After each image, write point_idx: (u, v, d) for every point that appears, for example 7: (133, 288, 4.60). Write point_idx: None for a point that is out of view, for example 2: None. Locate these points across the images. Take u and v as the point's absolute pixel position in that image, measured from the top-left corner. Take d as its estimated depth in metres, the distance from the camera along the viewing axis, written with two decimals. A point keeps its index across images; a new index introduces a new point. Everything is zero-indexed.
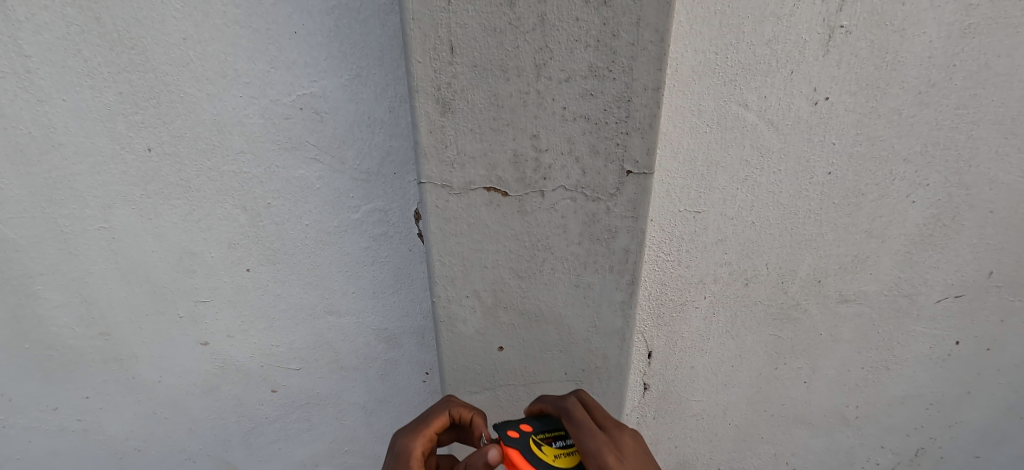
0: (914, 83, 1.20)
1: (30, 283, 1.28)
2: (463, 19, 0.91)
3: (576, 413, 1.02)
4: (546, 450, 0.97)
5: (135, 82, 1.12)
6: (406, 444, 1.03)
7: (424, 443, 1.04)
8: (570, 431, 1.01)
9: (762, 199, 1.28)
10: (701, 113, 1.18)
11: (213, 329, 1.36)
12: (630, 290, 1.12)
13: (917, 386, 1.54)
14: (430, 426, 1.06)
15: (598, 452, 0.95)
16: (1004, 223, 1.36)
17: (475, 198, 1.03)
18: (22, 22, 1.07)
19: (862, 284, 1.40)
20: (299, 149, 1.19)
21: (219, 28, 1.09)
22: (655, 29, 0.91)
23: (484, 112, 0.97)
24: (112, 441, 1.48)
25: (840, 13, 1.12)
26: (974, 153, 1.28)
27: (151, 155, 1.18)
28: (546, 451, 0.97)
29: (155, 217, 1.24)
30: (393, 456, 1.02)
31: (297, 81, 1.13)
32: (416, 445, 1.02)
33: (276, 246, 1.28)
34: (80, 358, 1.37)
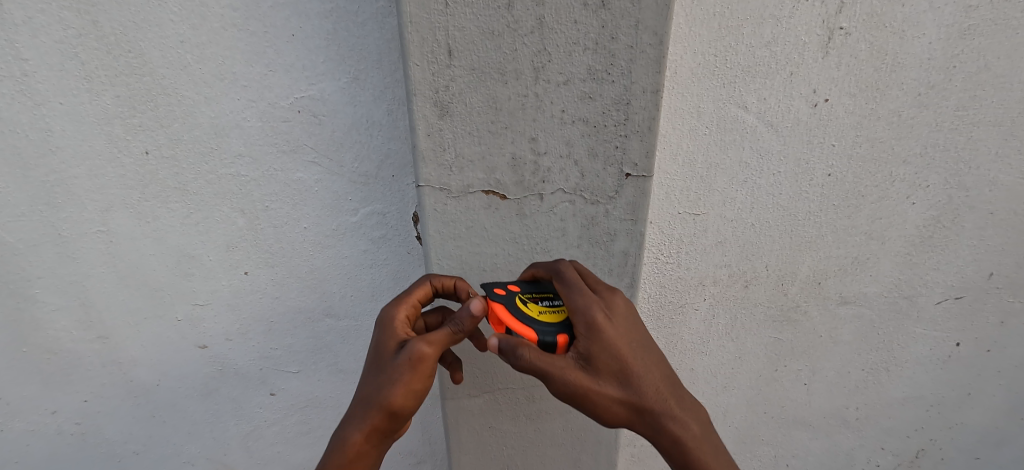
0: (914, 84, 1.20)
1: (28, 286, 1.28)
2: (461, 22, 0.91)
3: (568, 271, 0.97)
4: (532, 306, 0.96)
5: (133, 85, 1.12)
6: (389, 313, 0.98)
7: (409, 310, 1.00)
8: (559, 288, 0.97)
9: (762, 201, 1.28)
10: (701, 115, 1.18)
11: (211, 331, 1.36)
12: (630, 293, 1.11)
13: (918, 388, 1.54)
14: (410, 295, 1.00)
15: (590, 312, 0.92)
16: (1004, 224, 1.36)
17: (474, 201, 1.03)
18: (19, 25, 1.07)
19: (862, 286, 1.40)
20: (297, 152, 1.18)
21: (217, 32, 1.08)
22: (654, 32, 0.91)
23: (482, 115, 0.97)
24: (110, 444, 1.48)
25: (839, 15, 1.12)
26: (974, 155, 1.27)
27: (149, 158, 1.18)
28: (532, 308, 0.95)
29: (153, 221, 1.24)
30: (378, 326, 0.98)
31: (295, 84, 1.13)
32: (400, 313, 0.98)
33: (275, 249, 1.27)
34: (77, 362, 1.37)
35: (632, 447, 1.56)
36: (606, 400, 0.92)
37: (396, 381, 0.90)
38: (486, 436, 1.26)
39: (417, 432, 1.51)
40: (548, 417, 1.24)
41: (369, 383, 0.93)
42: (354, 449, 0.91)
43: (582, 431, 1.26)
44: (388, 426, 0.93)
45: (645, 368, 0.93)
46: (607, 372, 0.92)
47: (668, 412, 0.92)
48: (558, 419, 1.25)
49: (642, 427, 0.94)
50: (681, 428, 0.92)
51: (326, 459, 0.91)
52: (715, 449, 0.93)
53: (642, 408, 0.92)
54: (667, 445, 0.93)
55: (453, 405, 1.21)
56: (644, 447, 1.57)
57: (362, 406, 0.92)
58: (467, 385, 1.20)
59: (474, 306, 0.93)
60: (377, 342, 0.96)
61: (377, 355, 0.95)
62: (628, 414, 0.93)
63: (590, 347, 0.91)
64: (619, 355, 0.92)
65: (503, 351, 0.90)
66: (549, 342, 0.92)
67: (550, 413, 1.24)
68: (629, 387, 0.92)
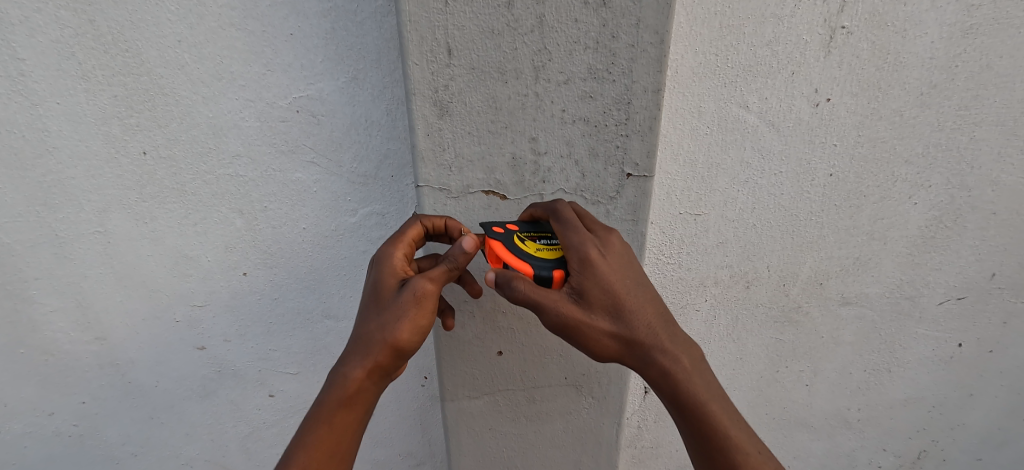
0: (916, 84, 1.19)
1: (25, 288, 1.27)
2: (461, 21, 0.90)
3: (564, 209, 0.94)
4: (529, 243, 0.95)
5: (130, 85, 1.11)
6: (385, 254, 0.96)
7: (407, 250, 0.98)
8: (555, 226, 0.95)
9: (763, 201, 1.27)
10: (702, 115, 1.17)
11: (209, 333, 1.35)
12: None
13: (920, 389, 1.54)
14: (406, 235, 0.98)
15: (584, 248, 0.91)
16: (1006, 224, 1.35)
17: (474, 202, 1.02)
18: (15, 25, 1.06)
19: (863, 286, 1.39)
20: (296, 153, 1.17)
21: (215, 31, 1.08)
22: (655, 31, 0.90)
23: (481, 115, 0.96)
24: (107, 446, 1.47)
25: (841, 13, 1.11)
26: (976, 155, 1.27)
27: (147, 158, 1.17)
28: (529, 245, 0.94)
29: (151, 221, 1.23)
30: (375, 265, 0.96)
31: (293, 84, 1.12)
32: (399, 251, 0.96)
33: (273, 250, 1.27)
34: (74, 363, 1.36)
35: (633, 448, 1.56)
36: (597, 333, 0.92)
37: (399, 315, 0.90)
38: (486, 438, 1.25)
39: (416, 434, 1.51)
40: (549, 419, 1.24)
41: (370, 321, 0.92)
42: (354, 388, 0.90)
43: (583, 433, 1.25)
44: (390, 365, 0.92)
45: (637, 303, 0.93)
46: (598, 306, 0.92)
47: (658, 346, 0.92)
48: (559, 421, 1.24)
49: (632, 361, 0.94)
50: (671, 361, 0.92)
51: (325, 398, 0.90)
52: (706, 382, 0.92)
53: (632, 341, 0.93)
54: (656, 378, 0.93)
55: (453, 406, 1.21)
56: (644, 448, 1.56)
57: (362, 344, 0.92)
58: (466, 387, 1.19)
59: (468, 243, 0.92)
60: (376, 281, 0.94)
61: (376, 294, 0.93)
62: (619, 347, 0.93)
63: (582, 281, 0.91)
64: (612, 289, 0.91)
65: (499, 284, 0.89)
66: (545, 277, 0.92)
67: (551, 414, 1.23)
68: (620, 321, 0.92)
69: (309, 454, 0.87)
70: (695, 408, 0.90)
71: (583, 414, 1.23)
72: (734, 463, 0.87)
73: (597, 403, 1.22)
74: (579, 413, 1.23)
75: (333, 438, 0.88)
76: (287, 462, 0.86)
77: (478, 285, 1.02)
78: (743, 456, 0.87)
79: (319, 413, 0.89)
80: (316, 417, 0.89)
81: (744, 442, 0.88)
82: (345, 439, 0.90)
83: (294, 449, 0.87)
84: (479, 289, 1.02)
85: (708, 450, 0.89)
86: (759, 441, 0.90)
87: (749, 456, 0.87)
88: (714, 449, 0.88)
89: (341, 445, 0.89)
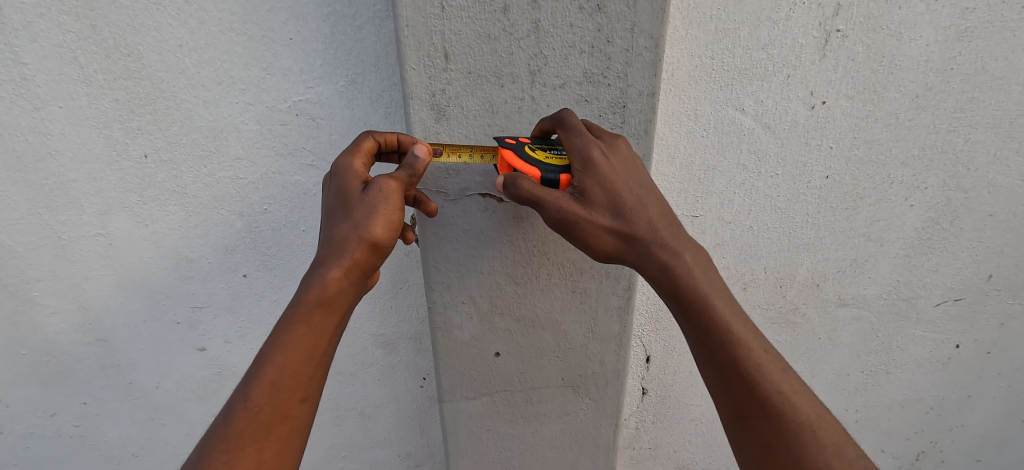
0: (911, 86, 1.20)
1: (27, 289, 1.28)
2: (458, 26, 0.91)
3: (568, 114, 0.90)
4: (539, 153, 0.93)
5: (131, 89, 1.13)
6: (346, 162, 0.90)
7: (365, 162, 0.92)
8: (558, 132, 0.92)
9: (760, 203, 1.28)
10: (698, 118, 1.18)
11: (209, 334, 1.36)
12: (627, 296, 1.11)
13: (917, 391, 1.54)
14: (366, 146, 0.93)
15: (586, 147, 0.87)
16: (1003, 227, 1.35)
17: (471, 204, 1.03)
18: (19, 30, 1.07)
19: (861, 288, 1.40)
20: (295, 156, 1.18)
21: (215, 35, 1.09)
22: (650, 36, 0.91)
23: (478, 118, 0.97)
24: (109, 446, 1.49)
25: (837, 17, 1.12)
26: (972, 157, 1.27)
27: (148, 161, 1.18)
28: (539, 154, 0.92)
29: (151, 224, 1.24)
30: (335, 173, 0.90)
31: (293, 87, 1.13)
32: (358, 160, 0.91)
33: (273, 252, 1.28)
34: (75, 364, 1.37)
35: (632, 450, 1.57)
36: (597, 229, 0.88)
37: (372, 213, 0.85)
38: (484, 439, 1.26)
39: (415, 435, 1.51)
40: (546, 420, 1.24)
41: (339, 225, 0.86)
42: (331, 289, 0.83)
43: (580, 433, 1.26)
44: (363, 269, 0.87)
45: (638, 200, 0.89)
46: (599, 204, 0.88)
47: (659, 243, 0.88)
48: (557, 422, 1.25)
49: (633, 260, 0.89)
50: (673, 259, 0.87)
51: (300, 300, 0.82)
52: (711, 280, 0.87)
53: (633, 239, 0.88)
54: (657, 276, 0.88)
55: (451, 407, 1.22)
56: (643, 449, 1.57)
57: (332, 248, 0.85)
58: (464, 388, 1.20)
59: (423, 151, 0.91)
60: (339, 187, 0.88)
61: (341, 200, 0.87)
62: (619, 246, 0.89)
63: (583, 179, 0.87)
64: (612, 186, 0.87)
65: (506, 186, 0.88)
66: (552, 180, 0.89)
67: (548, 416, 1.24)
68: (620, 218, 0.88)
69: (287, 356, 0.79)
70: (698, 306, 0.85)
71: (581, 415, 1.24)
72: (737, 358, 0.82)
73: (594, 404, 1.23)
74: (576, 413, 1.24)
75: (312, 341, 0.81)
76: (263, 364, 0.78)
77: (432, 205, 0.97)
78: (747, 352, 0.82)
79: (293, 314, 0.81)
80: (291, 318, 0.81)
81: (748, 339, 0.83)
82: (323, 344, 0.83)
83: (268, 351, 0.79)
84: (433, 208, 0.98)
85: (711, 348, 0.84)
86: (764, 339, 0.85)
87: (753, 353, 0.82)
88: (717, 347, 0.83)
89: (321, 349, 0.82)
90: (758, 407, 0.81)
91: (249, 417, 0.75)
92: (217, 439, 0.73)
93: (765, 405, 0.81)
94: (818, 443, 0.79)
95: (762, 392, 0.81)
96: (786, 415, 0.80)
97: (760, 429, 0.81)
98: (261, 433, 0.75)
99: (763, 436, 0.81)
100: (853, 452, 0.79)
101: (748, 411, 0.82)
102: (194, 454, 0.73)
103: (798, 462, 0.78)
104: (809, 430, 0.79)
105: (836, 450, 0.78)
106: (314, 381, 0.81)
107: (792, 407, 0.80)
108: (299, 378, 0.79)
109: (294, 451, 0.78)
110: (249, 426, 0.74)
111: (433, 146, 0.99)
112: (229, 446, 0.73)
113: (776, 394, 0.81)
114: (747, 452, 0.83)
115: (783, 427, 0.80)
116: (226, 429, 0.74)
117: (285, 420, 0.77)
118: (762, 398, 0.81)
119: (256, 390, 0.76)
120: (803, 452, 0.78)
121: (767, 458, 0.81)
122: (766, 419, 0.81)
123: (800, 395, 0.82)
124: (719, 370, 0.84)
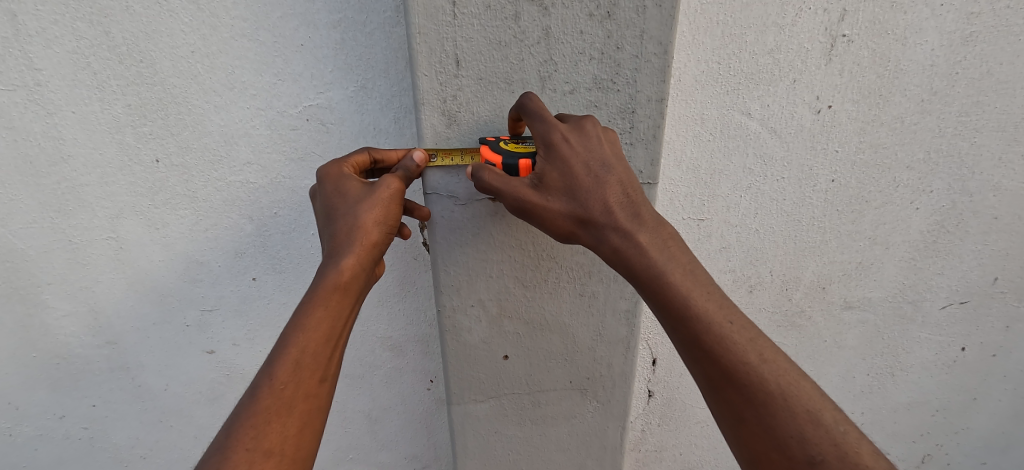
0: (916, 91, 1.21)
1: (38, 293, 1.30)
2: (469, 33, 0.92)
3: (529, 99, 0.90)
4: (510, 144, 0.96)
5: (143, 95, 1.14)
6: (337, 167, 0.94)
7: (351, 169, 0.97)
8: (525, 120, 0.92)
9: (766, 207, 1.29)
10: (705, 122, 1.18)
11: (219, 337, 1.37)
12: (635, 299, 1.12)
13: (923, 393, 1.55)
14: (358, 157, 0.97)
15: (548, 133, 0.86)
16: (1008, 230, 1.36)
17: (481, 208, 1.03)
18: (32, 36, 1.09)
19: (867, 290, 1.40)
20: (305, 160, 1.19)
21: (226, 41, 1.10)
22: (659, 42, 0.92)
23: (489, 123, 0.98)
24: (117, 449, 1.50)
25: (842, 22, 1.13)
26: (978, 161, 1.28)
27: (159, 166, 1.19)
28: (509, 145, 0.95)
29: (162, 227, 1.25)
30: (326, 178, 0.93)
31: (303, 93, 1.14)
32: (346, 166, 0.95)
33: (282, 255, 1.29)
34: (85, 366, 1.38)
35: (638, 452, 1.57)
36: (554, 215, 0.87)
37: (373, 204, 0.89)
38: (491, 441, 1.27)
39: (421, 437, 1.52)
40: (553, 423, 1.25)
41: (342, 218, 0.89)
42: (346, 274, 0.86)
43: (588, 436, 1.27)
44: (374, 256, 0.90)
45: (593, 179, 0.86)
46: (554, 188, 0.87)
47: (613, 224, 0.85)
48: (564, 425, 1.25)
49: (590, 242, 0.88)
50: (627, 239, 0.84)
51: (318, 285, 0.84)
52: (669, 257, 0.83)
53: (589, 222, 0.87)
54: (613, 258, 0.86)
55: (459, 410, 1.22)
56: (649, 452, 1.58)
57: (340, 240, 0.88)
58: (472, 391, 1.21)
59: (421, 157, 0.94)
60: (335, 187, 0.91)
61: (339, 198, 0.90)
62: (575, 229, 0.88)
63: (541, 165, 0.87)
64: (566, 168, 0.86)
65: (471, 176, 0.90)
66: (512, 166, 0.91)
67: (555, 419, 1.25)
68: (575, 201, 0.87)
69: (308, 336, 0.80)
70: (654, 284, 0.82)
71: (588, 418, 1.25)
72: (697, 333, 0.79)
73: (601, 407, 1.23)
74: (583, 416, 1.25)
75: (330, 323, 0.82)
76: (284, 345, 0.79)
77: (424, 210, 1.01)
78: (707, 326, 0.79)
79: (311, 298, 0.83)
80: (310, 301, 0.82)
81: (709, 312, 0.79)
82: (340, 326, 0.84)
83: (290, 332, 0.80)
84: (426, 213, 1.01)
85: (672, 325, 0.81)
86: (729, 310, 0.80)
87: (713, 326, 0.79)
88: (677, 323, 0.80)
89: (338, 331, 0.83)
90: (725, 378, 0.77)
91: (274, 394, 0.75)
92: (244, 415, 0.74)
93: (731, 377, 0.77)
94: (791, 412, 0.74)
95: (728, 365, 0.77)
96: (754, 385, 0.76)
97: (731, 400, 0.77)
98: (286, 410, 0.75)
99: (733, 408, 0.77)
100: (831, 418, 0.74)
101: (717, 383, 0.78)
102: (221, 432, 0.73)
103: (770, 431, 0.75)
104: (780, 399, 0.75)
105: (812, 418, 0.74)
106: (334, 361, 0.82)
107: (760, 377, 0.76)
108: (320, 359, 0.80)
109: (315, 430, 0.78)
110: (274, 403, 0.75)
111: (429, 151, 0.99)
112: (256, 421, 0.73)
113: (741, 365, 0.77)
114: (723, 424, 0.80)
115: (752, 397, 0.76)
116: (252, 406, 0.74)
117: (308, 398, 0.78)
118: (728, 371, 0.77)
119: (279, 369, 0.77)
120: (775, 421, 0.75)
121: (741, 430, 0.77)
122: (734, 390, 0.77)
123: (770, 363, 0.77)
124: (683, 345, 0.81)
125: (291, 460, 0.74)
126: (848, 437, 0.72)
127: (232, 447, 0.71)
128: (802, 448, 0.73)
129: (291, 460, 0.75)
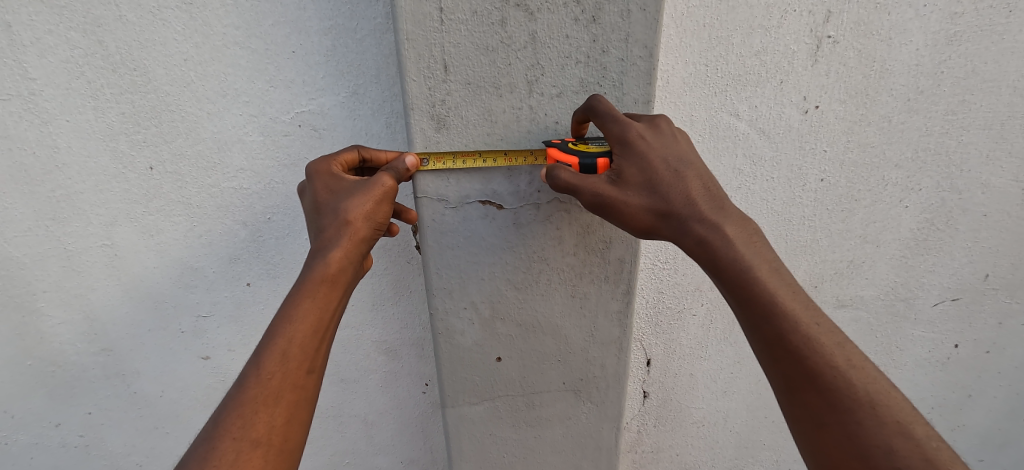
0: (903, 90, 1.22)
1: (33, 300, 1.30)
2: (457, 39, 0.93)
3: (599, 102, 0.91)
4: (580, 146, 0.97)
5: (137, 103, 1.15)
6: (327, 164, 0.95)
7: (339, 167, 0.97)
8: (592, 121, 0.93)
9: (757, 206, 1.30)
10: (693, 123, 1.19)
11: (213, 342, 1.37)
12: (627, 300, 1.13)
13: (918, 390, 1.55)
14: (347, 155, 0.98)
15: (625, 130, 0.87)
16: (998, 227, 1.37)
17: (471, 211, 1.05)
18: (26, 45, 1.10)
19: (859, 289, 1.41)
20: (298, 166, 1.20)
21: (219, 49, 1.11)
22: (645, 45, 0.93)
23: (478, 127, 0.99)
24: (113, 456, 1.50)
25: (828, 24, 1.14)
26: (966, 158, 1.29)
27: (153, 173, 1.20)
28: (580, 146, 0.97)
29: (156, 234, 1.26)
30: (315, 175, 0.94)
31: (296, 99, 1.15)
32: (335, 165, 0.96)
33: (276, 260, 1.29)
34: (80, 373, 1.38)
35: (634, 453, 1.57)
36: (634, 207, 0.88)
37: (360, 199, 0.90)
38: (487, 443, 1.27)
39: (417, 441, 1.52)
40: (548, 424, 1.26)
41: (330, 212, 0.89)
42: (333, 267, 0.87)
43: (582, 437, 1.28)
44: (360, 251, 0.91)
45: (674, 175, 0.88)
46: (633, 183, 0.88)
47: (697, 216, 0.86)
48: (559, 426, 1.26)
49: (671, 235, 0.89)
50: (712, 231, 0.85)
51: (305, 278, 0.85)
52: (755, 252, 0.85)
53: (670, 214, 0.88)
54: (697, 250, 0.87)
55: (455, 412, 1.23)
56: (646, 453, 1.58)
57: (328, 235, 0.88)
58: (466, 393, 1.21)
59: (412, 162, 0.95)
60: (326, 184, 0.92)
61: (329, 193, 0.91)
62: (655, 223, 0.89)
63: (619, 161, 0.89)
64: (645, 164, 0.87)
65: (547, 176, 0.92)
66: (588, 165, 0.92)
67: (550, 420, 1.25)
68: (655, 195, 0.88)
69: (295, 327, 0.81)
70: (739, 278, 0.83)
71: (582, 418, 1.25)
72: (783, 330, 0.80)
73: (595, 408, 1.24)
74: (578, 417, 1.25)
75: (318, 315, 0.83)
76: (272, 336, 0.80)
77: (412, 213, 1.04)
78: (793, 324, 0.80)
79: (299, 290, 0.84)
80: (297, 293, 0.83)
81: (796, 310, 0.80)
82: (328, 318, 0.85)
83: (277, 324, 0.81)
84: (414, 216, 1.04)
85: (753, 320, 0.82)
86: (817, 312, 0.81)
87: (801, 325, 0.79)
88: (760, 320, 0.81)
89: (326, 322, 0.84)
90: (806, 380, 0.78)
91: (261, 384, 0.76)
92: (232, 405, 0.74)
93: (813, 379, 0.78)
94: (878, 422, 0.74)
95: (813, 366, 0.78)
96: (840, 389, 0.76)
97: (811, 403, 0.78)
98: (272, 400, 0.76)
99: (813, 411, 0.78)
100: (923, 433, 0.73)
101: (797, 385, 0.79)
102: (208, 422, 0.74)
103: (852, 439, 0.74)
104: (867, 406, 0.75)
105: (900, 430, 0.73)
106: (321, 353, 0.83)
107: (846, 381, 0.77)
108: (306, 350, 0.80)
109: (303, 421, 0.79)
110: (262, 393, 0.76)
111: (420, 156, 1.01)
112: (243, 411, 0.74)
113: (827, 368, 0.77)
114: (798, 428, 0.80)
115: (836, 401, 0.76)
116: (240, 396, 0.75)
117: (295, 389, 0.78)
118: (812, 372, 0.78)
119: (266, 359, 0.78)
120: (859, 429, 0.74)
121: (819, 435, 0.77)
122: (816, 393, 0.77)
123: (858, 369, 0.77)
124: (763, 343, 0.82)
125: (276, 451, 0.74)
126: (940, 454, 0.71)
127: (218, 437, 0.72)
128: (887, 459, 0.72)
129: (277, 451, 0.75)
